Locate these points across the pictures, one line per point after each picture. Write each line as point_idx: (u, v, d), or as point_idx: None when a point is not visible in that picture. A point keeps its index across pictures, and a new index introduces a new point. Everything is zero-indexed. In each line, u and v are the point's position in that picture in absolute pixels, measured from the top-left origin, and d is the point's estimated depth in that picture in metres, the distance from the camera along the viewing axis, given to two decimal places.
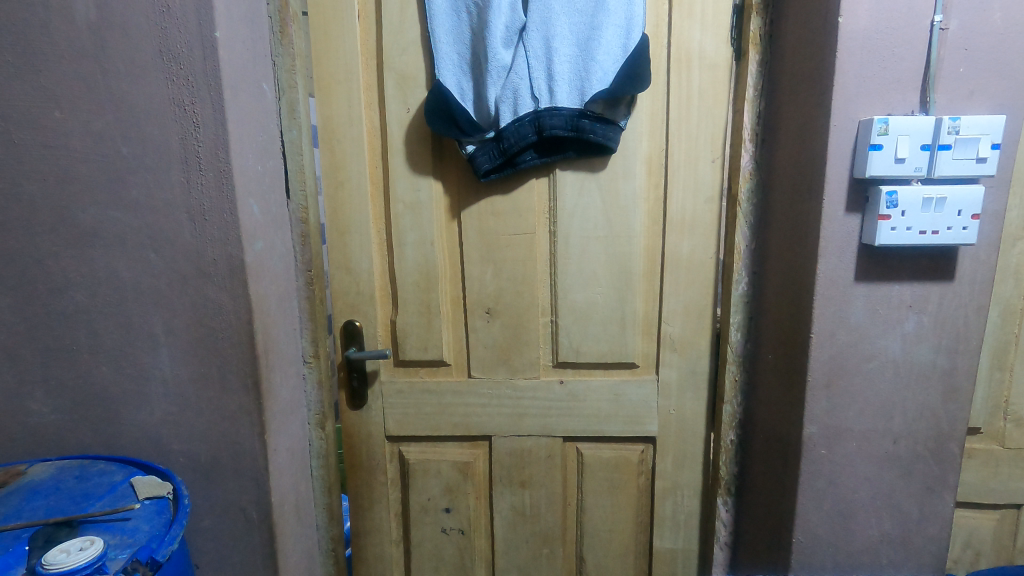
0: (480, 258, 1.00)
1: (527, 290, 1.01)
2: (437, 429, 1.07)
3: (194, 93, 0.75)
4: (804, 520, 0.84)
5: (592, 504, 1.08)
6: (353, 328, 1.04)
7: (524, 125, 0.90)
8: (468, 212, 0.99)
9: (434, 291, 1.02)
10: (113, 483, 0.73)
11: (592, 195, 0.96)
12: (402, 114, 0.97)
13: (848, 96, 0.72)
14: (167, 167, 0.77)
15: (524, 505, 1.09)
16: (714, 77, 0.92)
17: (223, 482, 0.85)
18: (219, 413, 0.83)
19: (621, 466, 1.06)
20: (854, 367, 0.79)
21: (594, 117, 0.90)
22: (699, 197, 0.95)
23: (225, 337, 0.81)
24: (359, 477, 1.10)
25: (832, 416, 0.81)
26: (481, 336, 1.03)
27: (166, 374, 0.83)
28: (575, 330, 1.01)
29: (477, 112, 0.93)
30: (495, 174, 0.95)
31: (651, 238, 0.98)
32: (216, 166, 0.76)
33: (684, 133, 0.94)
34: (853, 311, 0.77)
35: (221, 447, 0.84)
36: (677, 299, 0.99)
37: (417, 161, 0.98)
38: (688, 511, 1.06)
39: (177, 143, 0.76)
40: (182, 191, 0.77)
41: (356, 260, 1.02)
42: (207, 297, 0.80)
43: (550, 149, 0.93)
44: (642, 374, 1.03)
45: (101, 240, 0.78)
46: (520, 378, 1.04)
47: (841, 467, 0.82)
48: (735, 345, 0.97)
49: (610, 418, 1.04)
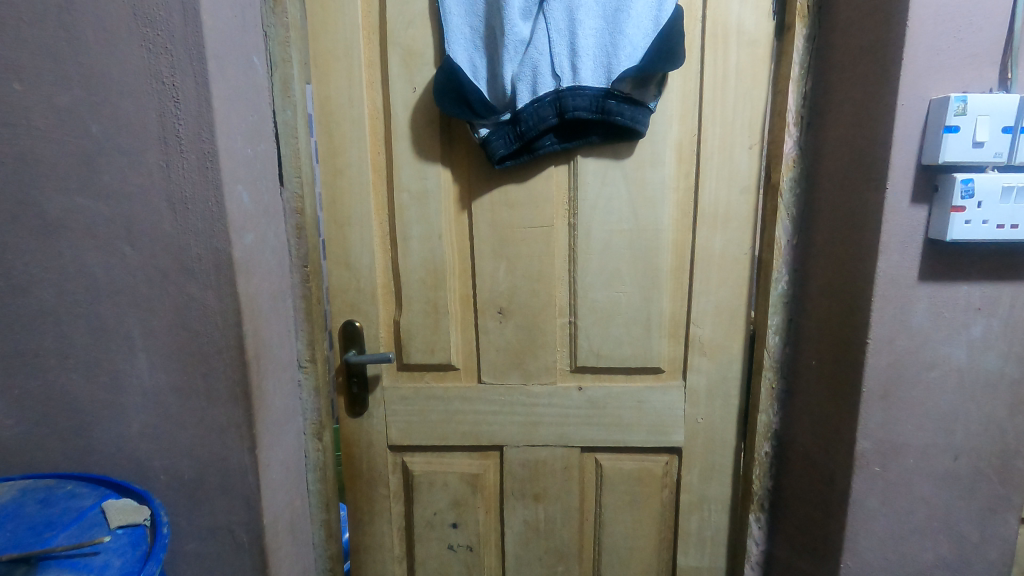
0: (493, 253, 0.92)
1: (544, 288, 0.92)
2: (444, 439, 0.99)
3: (173, 63, 0.66)
4: (853, 543, 0.76)
5: (612, 519, 1.00)
6: (352, 328, 0.95)
7: (544, 106, 0.82)
8: (479, 203, 0.91)
9: (442, 290, 0.94)
10: (81, 508, 0.64)
11: (617, 184, 0.88)
12: (408, 94, 0.88)
13: (917, 73, 0.64)
14: (144, 149, 0.68)
15: (537, 520, 1.01)
16: (753, 55, 0.83)
17: (210, 501, 0.77)
18: (204, 425, 0.75)
19: (643, 478, 0.98)
20: (913, 377, 0.71)
21: (622, 97, 0.81)
22: (733, 187, 0.87)
23: (211, 341, 0.72)
24: (359, 489, 1.02)
25: (887, 430, 0.73)
26: (494, 337, 0.95)
27: (144, 382, 0.74)
28: (595, 332, 0.93)
29: (491, 92, 0.85)
30: (510, 161, 0.86)
31: (680, 232, 0.90)
32: (200, 147, 0.67)
33: (718, 117, 0.85)
34: (914, 315, 0.69)
35: (206, 463, 0.76)
36: (708, 299, 0.91)
37: (424, 146, 0.90)
38: (716, 527, 0.98)
39: (156, 121, 0.67)
40: (160, 176, 0.68)
41: (357, 255, 0.94)
42: (191, 297, 0.71)
43: (572, 133, 0.85)
44: (668, 380, 0.95)
45: (70, 232, 0.69)
46: (535, 384, 0.96)
47: (896, 487, 0.74)
48: (773, 350, 0.88)
49: (633, 427, 0.96)
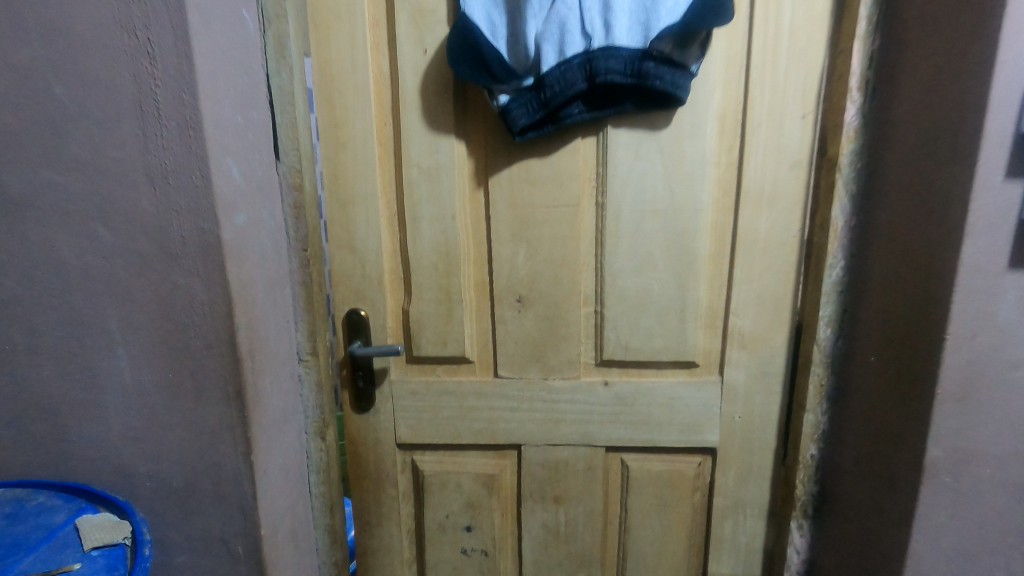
0: (511, 235, 0.83)
1: (567, 274, 0.84)
2: (457, 438, 0.92)
3: (148, 14, 0.56)
4: (916, 560, 0.68)
5: (638, 523, 0.92)
6: (357, 318, 0.87)
7: (572, 69, 0.72)
8: (497, 179, 0.82)
9: (455, 275, 0.85)
10: (52, 524, 0.58)
11: (651, 159, 0.79)
12: (417, 56, 0.79)
13: (1021, 24, 0.54)
14: (116, 114, 0.59)
15: (557, 524, 0.94)
16: (810, 11, 0.73)
17: (202, 511, 0.69)
18: (194, 428, 0.67)
19: (673, 481, 0.90)
20: (995, 378, 0.62)
21: (661, 58, 0.71)
22: (782, 161, 0.78)
23: (199, 335, 0.64)
24: (366, 490, 0.95)
25: (963, 437, 0.64)
26: (512, 328, 0.87)
27: (126, 380, 0.66)
28: (624, 322, 0.85)
29: (511, 54, 0.75)
30: (532, 132, 0.77)
31: (720, 213, 0.81)
32: (181, 114, 0.58)
33: (768, 81, 0.75)
34: (1002, 307, 0.60)
35: (198, 469, 0.68)
36: (750, 287, 0.82)
37: (436, 116, 0.80)
38: (751, 533, 0.91)
39: (129, 82, 0.58)
40: (137, 147, 0.59)
41: (362, 238, 0.85)
42: (175, 285, 0.63)
43: (602, 100, 0.76)
44: (702, 375, 0.87)
45: (37, 211, 0.61)
46: (556, 379, 0.88)
47: (968, 499, 0.66)
48: (823, 344, 0.80)
49: (663, 426, 0.88)
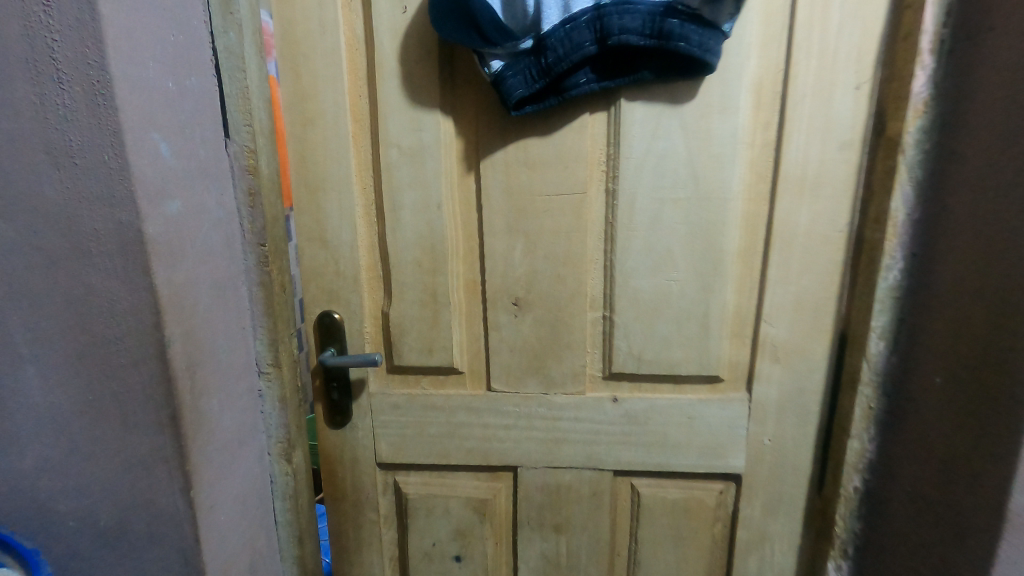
0: (506, 228, 0.71)
1: (571, 274, 0.72)
2: (444, 458, 0.80)
3: None
4: None
5: (650, 557, 0.81)
6: (330, 322, 0.76)
7: (579, 29, 0.60)
8: (489, 162, 0.69)
9: (442, 274, 0.73)
10: None
11: (672, 138, 0.66)
12: (395, 15, 0.66)
13: None
14: (7, 76, 0.47)
15: (558, 555, 0.83)
16: None
17: (136, 554, 0.58)
18: (123, 459, 0.56)
19: (691, 510, 0.79)
20: None
21: (688, 15, 0.59)
22: (829, 141, 0.65)
23: (123, 349, 0.53)
24: (343, 514, 0.84)
25: None
26: (507, 335, 0.75)
27: (36, 402, 0.54)
28: (638, 330, 0.73)
29: (507, 8, 0.61)
30: (530, 105, 0.64)
31: (753, 203, 0.68)
32: (86, 76, 0.46)
33: (816, 44, 0.62)
34: None
35: (129, 506, 0.57)
36: (786, 291, 0.70)
37: (419, 87, 0.68)
38: (778, 570, 0.79)
39: (21, 35, 0.46)
40: (34, 117, 0.47)
41: (333, 229, 0.73)
42: (91, 288, 0.51)
43: (614, 68, 0.63)
44: (727, 392, 0.75)
45: None
46: (557, 394, 0.76)
47: None
48: (874, 360, 0.68)
49: (681, 449, 0.76)
